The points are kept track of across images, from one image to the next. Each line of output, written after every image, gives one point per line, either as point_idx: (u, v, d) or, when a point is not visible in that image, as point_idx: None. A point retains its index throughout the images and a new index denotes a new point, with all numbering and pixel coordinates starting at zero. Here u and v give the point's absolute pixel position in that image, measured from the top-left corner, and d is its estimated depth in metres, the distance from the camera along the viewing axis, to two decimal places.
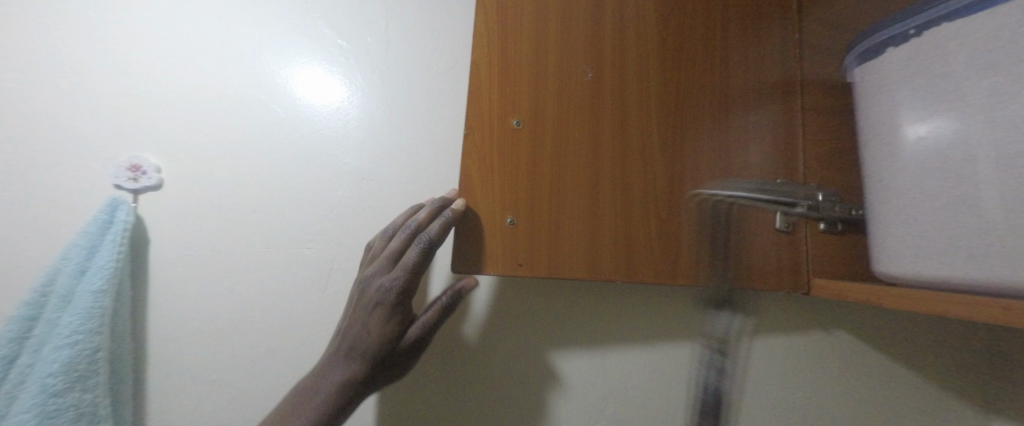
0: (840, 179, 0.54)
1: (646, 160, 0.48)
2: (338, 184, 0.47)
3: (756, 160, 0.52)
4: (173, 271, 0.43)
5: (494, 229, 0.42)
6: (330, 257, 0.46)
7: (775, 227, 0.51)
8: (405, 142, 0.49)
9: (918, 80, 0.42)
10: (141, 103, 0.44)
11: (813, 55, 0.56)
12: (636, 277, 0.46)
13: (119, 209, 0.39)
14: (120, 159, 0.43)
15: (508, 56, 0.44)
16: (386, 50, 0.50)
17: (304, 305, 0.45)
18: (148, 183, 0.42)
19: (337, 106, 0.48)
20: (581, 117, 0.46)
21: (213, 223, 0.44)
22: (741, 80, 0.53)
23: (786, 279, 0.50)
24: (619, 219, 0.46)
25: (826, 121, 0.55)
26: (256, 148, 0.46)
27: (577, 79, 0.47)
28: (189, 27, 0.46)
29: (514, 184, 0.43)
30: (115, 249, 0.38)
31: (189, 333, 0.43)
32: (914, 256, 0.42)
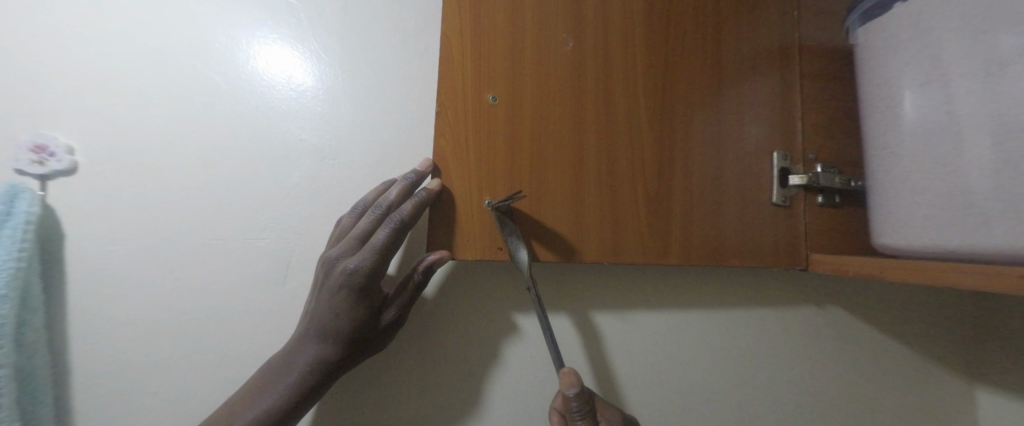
0: (839, 150, 0.51)
1: (636, 135, 0.44)
2: (293, 165, 0.41)
3: (753, 132, 0.49)
4: (97, 270, 0.37)
5: (470, 213, 0.38)
6: (288, 248, 0.41)
7: (772, 201, 0.48)
8: (370, 116, 0.43)
9: (928, 36, 0.38)
10: (44, 72, 0.37)
11: (812, 17, 0.52)
12: (626, 261, 0.42)
13: (19, 197, 0.33)
14: (20, 138, 0.35)
15: (481, 22, 0.40)
16: (345, 10, 0.43)
17: (259, 304, 0.40)
18: (58, 167, 0.36)
19: (288, 75, 0.42)
20: (563, 88, 0.42)
21: (144, 212, 0.38)
22: (735, 46, 0.49)
23: (784, 256, 0.48)
24: (606, 199, 0.42)
25: (825, 89, 0.51)
26: (193, 124, 0.40)
27: (557, 46, 0.42)
28: None
29: (491, 162, 0.39)
30: (15, 246, 0.31)
31: (121, 340, 0.37)
32: (917, 227, 0.40)
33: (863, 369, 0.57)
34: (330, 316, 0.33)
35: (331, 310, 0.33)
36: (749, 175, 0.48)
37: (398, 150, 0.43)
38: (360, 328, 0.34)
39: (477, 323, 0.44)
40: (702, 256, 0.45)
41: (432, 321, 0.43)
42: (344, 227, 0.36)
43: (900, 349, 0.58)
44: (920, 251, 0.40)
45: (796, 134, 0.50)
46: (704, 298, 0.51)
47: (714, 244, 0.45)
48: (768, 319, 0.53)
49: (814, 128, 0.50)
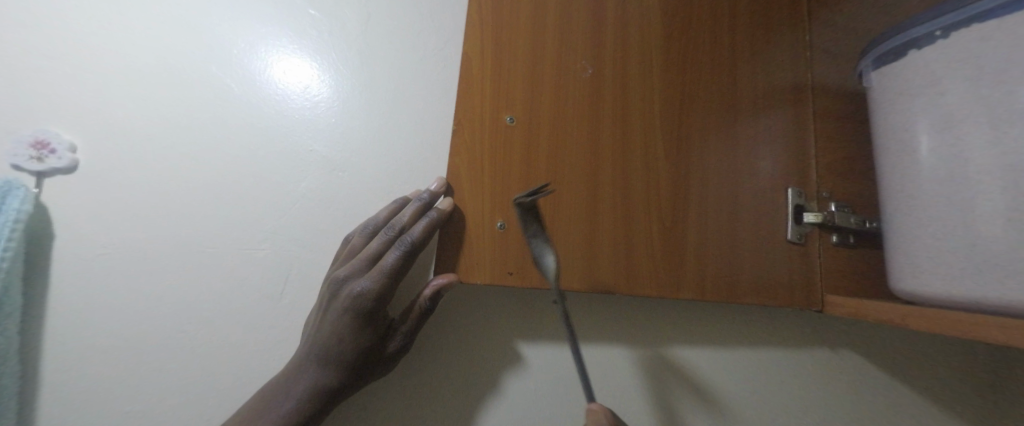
0: (852, 189, 0.51)
1: (651, 163, 0.43)
2: (301, 174, 0.40)
3: (767, 166, 0.48)
4: (85, 274, 0.35)
5: (481, 234, 0.37)
6: (288, 261, 0.39)
7: (787, 238, 0.47)
8: (384, 130, 0.42)
9: (939, 85, 0.39)
10: (57, 68, 0.36)
11: (823, 59, 0.53)
12: (638, 292, 0.41)
13: (12, 193, 0.31)
14: (22, 133, 0.34)
15: (502, 46, 0.40)
16: (367, 26, 0.44)
17: (252, 318, 0.38)
18: (58, 164, 0.34)
19: (304, 84, 0.42)
20: (581, 113, 0.41)
21: (142, 216, 0.36)
22: (749, 82, 0.49)
23: (799, 295, 0.46)
24: (620, 227, 0.41)
25: (837, 129, 0.52)
26: (201, 128, 0.39)
27: (576, 74, 0.42)
28: None
29: (505, 183, 0.38)
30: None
31: (99, 352, 0.34)
32: (937, 274, 0.39)
33: (879, 418, 0.54)
34: (332, 341, 0.31)
35: (334, 335, 0.31)
36: (763, 211, 0.47)
37: (409, 166, 0.42)
38: (364, 355, 0.32)
39: (481, 348, 0.42)
40: (716, 291, 0.43)
41: (433, 344, 0.40)
42: (353, 246, 0.34)
43: (919, 400, 0.55)
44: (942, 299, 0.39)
45: (810, 171, 0.50)
46: (715, 333, 0.49)
47: (728, 278, 0.44)
48: (782, 359, 0.51)
49: (827, 166, 0.50)
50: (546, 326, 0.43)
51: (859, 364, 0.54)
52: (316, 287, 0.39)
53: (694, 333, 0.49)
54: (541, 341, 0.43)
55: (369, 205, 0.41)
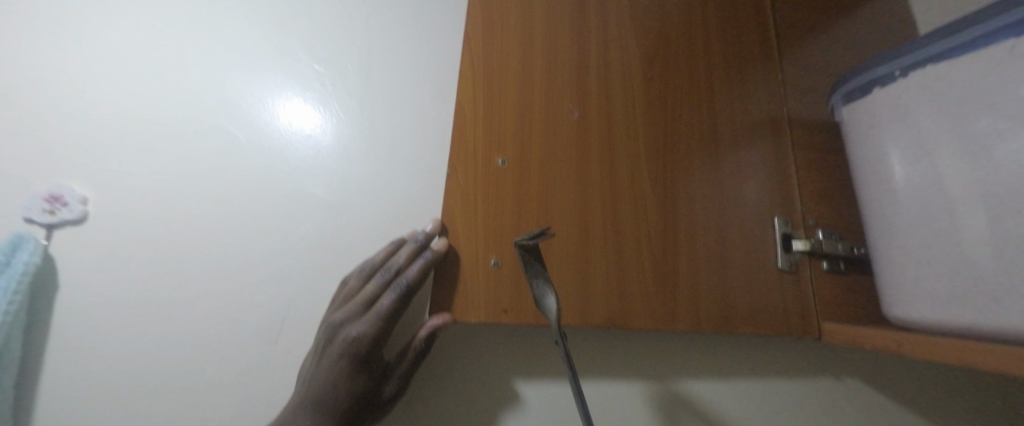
0: (837, 216, 0.52)
1: (639, 198, 0.45)
2: (301, 218, 0.41)
3: (751, 196, 0.50)
4: (85, 324, 0.35)
5: (476, 272, 0.38)
6: (287, 303, 0.39)
7: (778, 266, 0.48)
8: (382, 173, 0.44)
9: (906, 118, 0.41)
10: (77, 126, 0.39)
11: (797, 94, 0.57)
12: (633, 326, 0.41)
13: (22, 247, 0.33)
14: (38, 189, 0.36)
15: (493, 94, 0.42)
16: (368, 78, 0.47)
17: (247, 364, 0.37)
18: (69, 216, 0.36)
19: (307, 133, 0.44)
20: (569, 153, 0.44)
21: (145, 263, 0.37)
22: (729, 118, 0.52)
23: (795, 323, 0.46)
24: (612, 262, 0.42)
25: (816, 159, 0.54)
26: (208, 177, 0.41)
27: (563, 117, 0.45)
28: (146, 49, 0.43)
29: (498, 222, 0.39)
30: (6, 299, 0.30)
31: (92, 404, 0.34)
32: (929, 300, 0.39)
33: None
34: (327, 389, 0.30)
35: (329, 381, 0.31)
36: (752, 240, 0.48)
37: (406, 207, 0.44)
38: (358, 402, 0.32)
39: (478, 388, 0.41)
40: (711, 323, 0.43)
41: (429, 386, 0.40)
42: (349, 288, 0.35)
43: None
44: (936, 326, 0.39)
45: (795, 200, 0.52)
46: (714, 365, 0.49)
47: (722, 309, 0.44)
48: (786, 391, 0.50)
49: (810, 195, 0.52)
50: (543, 363, 0.43)
51: (865, 394, 0.53)
52: (313, 330, 0.39)
53: (694, 366, 0.48)
54: (539, 379, 0.43)
55: (367, 246, 0.42)
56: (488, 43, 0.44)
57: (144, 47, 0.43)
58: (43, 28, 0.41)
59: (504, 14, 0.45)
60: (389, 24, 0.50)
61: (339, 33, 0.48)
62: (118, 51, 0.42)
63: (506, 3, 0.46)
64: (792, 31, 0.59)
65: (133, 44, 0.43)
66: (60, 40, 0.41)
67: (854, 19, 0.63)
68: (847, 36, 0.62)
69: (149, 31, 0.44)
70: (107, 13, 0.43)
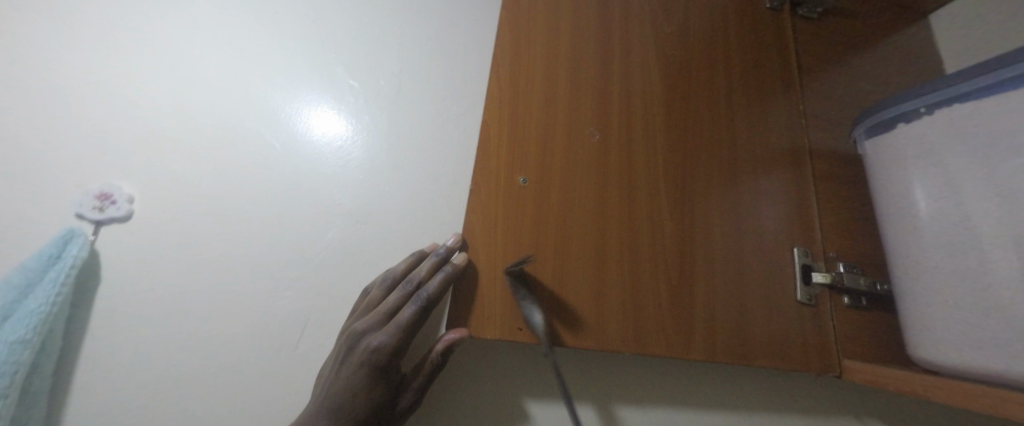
0: (860, 250, 0.51)
1: (656, 222, 0.45)
2: (327, 226, 0.43)
3: (770, 224, 0.50)
4: (123, 317, 0.37)
5: (494, 289, 0.38)
6: (309, 308, 0.41)
7: (797, 298, 0.47)
8: (406, 186, 0.46)
9: (930, 156, 0.41)
10: (127, 128, 0.42)
11: (818, 126, 0.57)
12: (647, 351, 0.41)
13: (72, 242, 0.35)
14: (90, 187, 0.39)
15: (517, 115, 0.44)
16: (398, 93, 0.49)
17: (269, 366, 0.39)
18: (115, 214, 0.38)
19: (338, 143, 0.46)
20: (588, 175, 0.44)
21: (181, 262, 0.39)
22: (748, 146, 0.52)
23: (815, 359, 0.45)
24: (628, 285, 0.42)
25: (838, 191, 0.54)
26: (243, 181, 0.43)
27: (583, 139, 0.46)
28: (195, 59, 0.46)
29: (517, 240, 0.40)
30: (54, 290, 0.33)
31: (121, 396, 0.35)
32: (959, 343, 0.38)
33: None
34: (344, 397, 0.32)
35: (347, 389, 0.32)
36: (770, 270, 0.48)
37: (427, 220, 0.45)
38: (374, 412, 0.32)
39: (488, 404, 0.41)
40: (728, 352, 0.43)
41: (440, 398, 0.40)
42: (372, 298, 0.37)
43: None
44: (965, 371, 0.38)
45: (815, 231, 0.51)
46: (729, 396, 0.48)
47: (739, 338, 0.44)
48: None
49: (831, 228, 0.51)
50: (554, 382, 0.43)
51: None
52: (332, 336, 0.40)
53: (708, 396, 0.47)
54: (550, 398, 0.43)
55: (388, 257, 0.43)
56: (514, 66, 0.46)
57: (193, 57, 0.46)
58: (102, 35, 0.44)
59: (531, 39, 0.47)
60: (419, 44, 0.52)
61: (373, 50, 0.50)
62: (168, 58, 0.45)
63: (533, 28, 0.48)
64: (813, 63, 0.60)
65: (183, 54, 0.46)
66: (116, 46, 0.44)
67: (877, 54, 0.64)
68: (870, 71, 0.62)
69: (198, 42, 0.46)
70: (161, 24, 0.46)
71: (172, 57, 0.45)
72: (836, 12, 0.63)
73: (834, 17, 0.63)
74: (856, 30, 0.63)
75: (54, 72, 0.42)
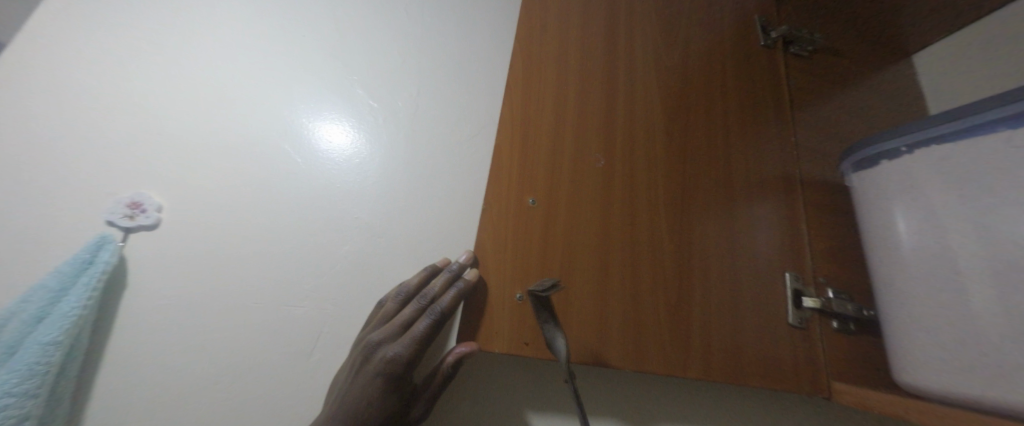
0: (848, 276, 0.54)
1: (656, 245, 0.47)
2: (343, 239, 0.45)
3: (764, 249, 0.52)
4: (146, 322, 0.39)
5: (502, 305, 0.40)
6: (323, 318, 0.42)
7: (788, 321, 0.50)
8: (418, 202, 0.48)
9: (911, 193, 0.44)
10: (156, 140, 0.44)
11: (809, 156, 0.60)
12: (645, 368, 0.43)
13: (104, 248, 0.37)
14: (121, 196, 0.41)
15: (528, 139, 0.47)
16: (414, 114, 0.52)
17: (282, 374, 0.40)
18: (144, 222, 0.40)
19: (355, 160, 0.48)
20: (593, 199, 0.47)
21: (203, 270, 0.41)
22: (743, 173, 0.55)
23: (806, 381, 0.47)
24: (629, 304, 0.44)
25: (827, 219, 0.56)
26: (264, 194, 0.45)
27: (589, 165, 0.48)
28: (225, 76, 0.48)
29: (526, 259, 0.42)
30: (85, 294, 0.35)
31: (141, 399, 0.37)
32: (942, 369, 0.40)
33: None
34: (360, 404, 0.33)
35: (363, 398, 0.33)
36: (763, 293, 0.50)
37: (438, 236, 0.47)
38: (388, 420, 0.34)
39: (491, 418, 0.43)
40: (721, 372, 0.45)
41: (444, 410, 0.42)
42: (387, 310, 0.39)
43: None
44: (947, 395, 0.40)
45: (806, 257, 0.54)
46: (721, 415, 0.49)
47: (732, 359, 0.46)
48: None
49: (821, 254, 0.54)
50: (556, 397, 0.45)
51: None
52: (344, 345, 0.42)
53: (702, 416, 0.49)
54: (549, 412, 0.44)
55: (401, 269, 0.45)
56: (526, 93, 0.49)
57: (222, 74, 0.48)
58: (138, 51, 0.47)
59: (542, 69, 0.51)
60: (435, 68, 0.55)
61: (392, 74, 0.53)
62: (200, 74, 0.48)
63: (543, 58, 0.51)
64: (804, 97, 0.64)
65: (213, 71, 0.48)
66: (151, 61, 0.47)
67: (864, 90, 0.68)
68: (858, 107, 0.66)
69: (228, 58, 0.49)
70: (195, 41, 0.49)
71: (203, 75, 0.48)
72: (826, 51, 0.68)
73: (824, 55, 0.67)
74: (845, 68, 0.68)
75: (92, 85, 0.44)
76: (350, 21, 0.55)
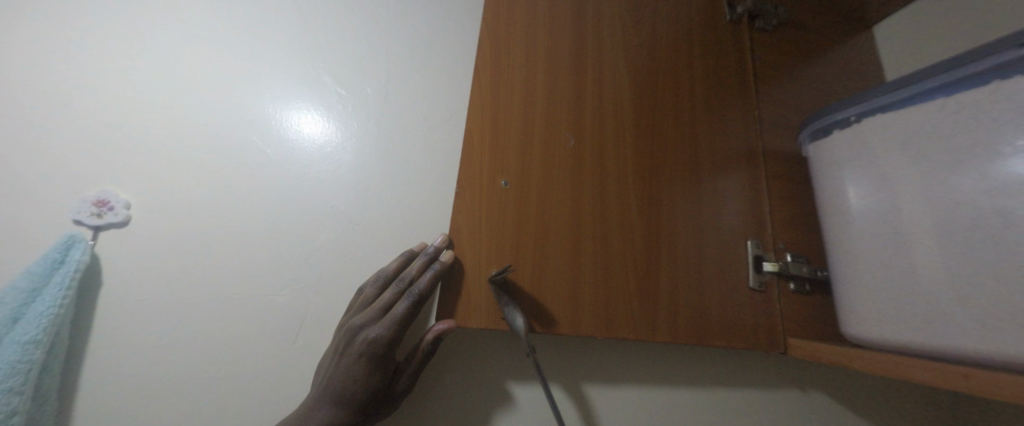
0: (805, 241, 0.58)
1: (626, 220, 0.50)
2: (320, 227, 0.46)
3: (728, 220, 0.55)
4: (126, 317, 0.39)
5: (479, 283, 0.42)
6: (305, 305, 0.43)
7: (749, 285, 0.53)
8: (393, 189, 0.49)
9: (860, 160, 0.47)
10: (117, 136, 0.43)
11: (771, 129, 0.62)
12: (617, 335, 0.45)
13: (74, 247, 0.37)
14: (86, 194, 0.40)
15: (499, 122, 0.47)
16: (384, 100, 0.52)
17: (268, 360, 0.41)
18: (114, 219, 0.40)
19: (327, 149, 0.48)
20: (564, 178, 0.49)
21: (179, 265, 0.41)
22: (709, 147, 0.57)
23: (764, 338, 0.51)
24: (600, 277, 0.47)
25: (788, 189, 0.60)
26: (236, 187, 0.45)
27: (560, 145, 0.50)
28: (185, 67, 0.47)
29: (500, 238, 0.44)
30: (60, 294, 0.35)
31: (130, 392, 0.38)
32: (880, 321, 0.44)
33: None
34: (348, 382, 0.35)
35: (350, 376, 0.36)
36: (727, 261, 0.53)
37: (416, 221, 0.48)
38: (374, 395, 0.36)
39: (473, 388, 0.45)
40: (687, 334, 0.48)
41: (428, 384, 0.44)
42: (368, 294, 0.40)
43: None
44: (883, 343, 0.44)
45: (767, 225, 0.57)
46: (689, 375, 0.53)
47: (697, 322, 0.49)
48: (754, 400, 0.55)
49: (781, 222, 0.58)
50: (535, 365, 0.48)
51: (831, 406, 0.57)
52: (327, 330, 0.43)
53: (670, 376, 0.53)
54: (528, 380, 0.47)
55: (379, 254, 0.46)
56: (495, 76, 0.49)
57: (181, 66, 0.47)
58: (90, 43, 0.45)
59: (511, 50, 0.51)
60: (405, 52, 0.55)
61: (360, 60, 0.53)
62: (157, 66, 0.46)
63: (510, 40, 0.51)
64: (769, 71, 0.66)
65: (172, 62, 0.47)
66: (105, 54, 0.45)
67: (826, 62, 0.70)
68: (819, 78, 0.69)
69: (188, 48, 0.48)
70: (149, 31, 0.47)
71: (161, 66, 0.46)
72: (790, 24, 0.69)
73: (788, 28, 0.69)
74: (808, 41, 0.70)
75: (43, 82, 0.42)
76: (314, 6, 0.53)
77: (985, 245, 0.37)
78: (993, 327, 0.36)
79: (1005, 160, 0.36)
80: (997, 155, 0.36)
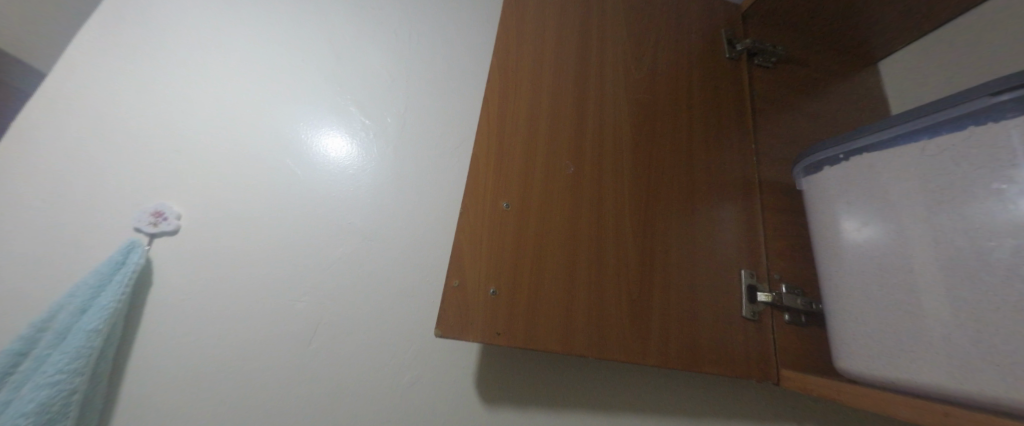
0: (799, 274, 0.60)
1: (621, 245, 0.52)
2: (339, 241, 0.51)
3: (723, 248, 0.57)
4: (168, 314, 0.45)
5: (478, 298, 0.46)
6: (320, 311, 0.48)
7: (743, 314, 0.54)
8: (406, 209, 0.54)
9: (851, 195, 0.48)
10: (176, 158, 0.51)
11: (768, 162, 0.65)
12: (608, 356, 0.48)
13: (133, 252, 0.44)
14: (147, 206, 0.48)
15: (503, 149, 0.52)
16: (401, 129, 0.58)
17: (283, 360, 0.46)
18: (166, 228, 0.47)
19: (349, 172, 0.54)
20: (563, 204, 0.52)
21: (215, 270, 0.47)
22: (705, 178, 0.60)
23: (755, 367, 0.52)
24: (594, 299, 0.49)
25: (783, 221, 0.62)
26: (268, 204, 0.51)
27: (560, 171, 0.54)
28: (234, 101, 0.55)
29: (500, 257, 0.48)
30: (119, 290, 0.41)
31: (163, 382, 0.43)
32: (869, 355, 0.45)
33: None
34: None
35: None
36: (720, 289, 0.55)
37: (423, 239, 0.53)
38: None
39: (469, 398, 0.49)
40: (678, 360, 0.50)
41: (425, 393, 0.48)
42: None
43: None
44: (872, 379, 0.45)
45: (762, 255, 0.58)
46: (678, 400, 0.55)
47: (689, 347, 0.51)
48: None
49: (775, 253, 0.59)
50: (529, 379, 0.51)
51: None
52: (337, 335, 0.47)
53: (661, 399, 0.54)
54: (522, 394, 0.50)
55: (389, 268, 0.51)
56: (502, 108, 0.54)
57: (233, 99, 0.55)
58: (164, 83, 0.54)
59: (519, 85, 0.56)
60: (422, 87, 0.61)
61: (384, 93, 0.59)
62: (213, 99, 0.54)
63: (518, 76, 0.56)
64: (768, 105, 0.68)
65: (225, 96, 0.55)
66: (175, 91, 0.54)
67: (828, 98, 0.72)
68: (818, 114, 0.71)
69: (239, 85, 0.56)
70: (210, 71, 0.56)
71: (216, 100, 0.54)
72: (790, 61, 0.72)
73: (788, 65, 0.72)
74: (808, 78, 0.72)
75: (126, 115, 0.51)
76: (346, 46, 0.61)
77: (967, 285, 0.38)
78: (975, 367, 0.36)
79: (982, 202, 0.37)
80: (975, 197, 0.38)
